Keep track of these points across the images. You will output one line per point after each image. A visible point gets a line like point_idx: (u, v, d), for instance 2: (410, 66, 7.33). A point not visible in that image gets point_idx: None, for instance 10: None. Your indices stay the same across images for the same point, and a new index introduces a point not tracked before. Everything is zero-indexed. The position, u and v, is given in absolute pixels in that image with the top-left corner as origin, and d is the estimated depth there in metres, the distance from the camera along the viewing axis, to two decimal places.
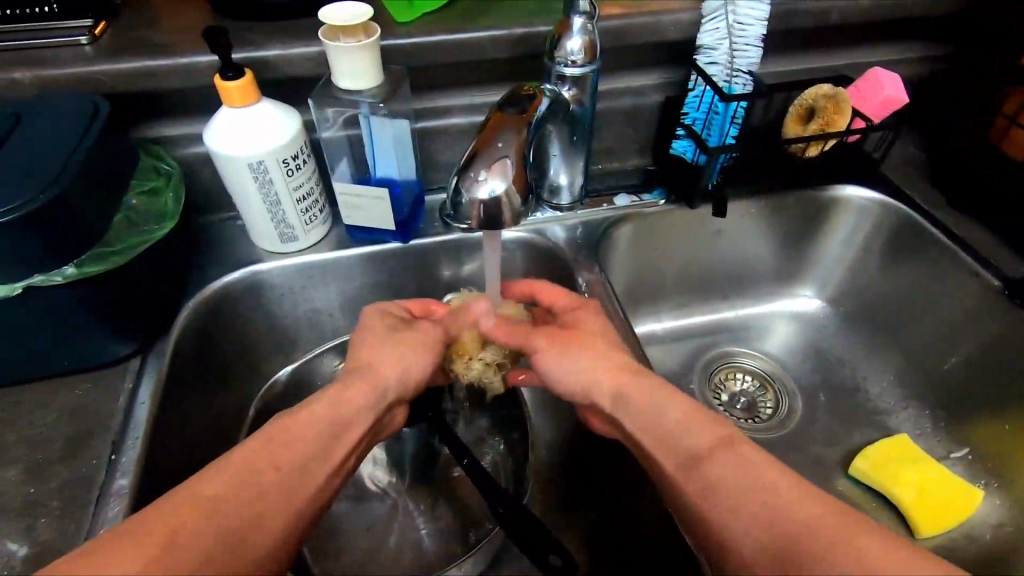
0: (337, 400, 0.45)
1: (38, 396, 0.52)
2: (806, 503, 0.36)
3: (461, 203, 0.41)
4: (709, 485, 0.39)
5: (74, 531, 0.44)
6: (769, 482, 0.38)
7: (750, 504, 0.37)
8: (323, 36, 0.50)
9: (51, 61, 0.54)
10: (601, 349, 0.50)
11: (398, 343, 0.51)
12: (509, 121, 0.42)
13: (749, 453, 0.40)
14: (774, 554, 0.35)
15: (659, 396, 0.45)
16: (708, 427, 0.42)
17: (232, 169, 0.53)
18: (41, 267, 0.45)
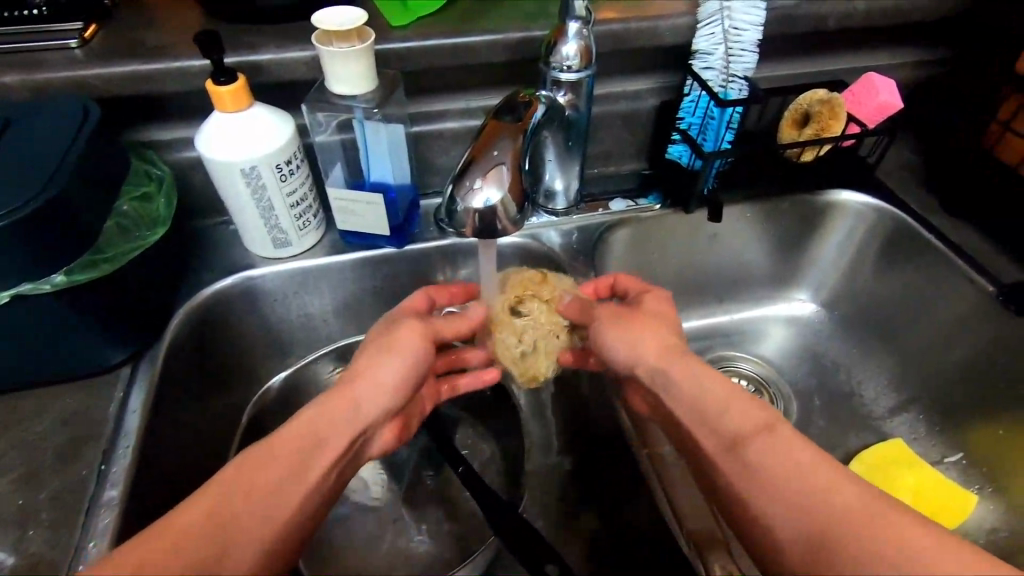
0: (320, 416, 0.44)
1: (28, 403, 0.51)
2: (844, 488, 0.37)
3: (456, 211, 0.41)
4: (747, 470, 0.39)
5: (65, 542, 0.43)
6: (807, 466, 0.38)
7: (787, 489, 0.37)
8: (316, 41, 0.50)
9: (41, 64, 0.53)
10: (651, 327, 0.50)
11: (382, 349, 0.49)
12: (506, 128, 0.42)
13: (791, 438, 0.40)
14: (808, 540, 0.36)
15: (702, 373, 0.45)
16: (750, 411, 0.42)
17: (224, 175, 0.52)
18: (31, 275, 0.44)
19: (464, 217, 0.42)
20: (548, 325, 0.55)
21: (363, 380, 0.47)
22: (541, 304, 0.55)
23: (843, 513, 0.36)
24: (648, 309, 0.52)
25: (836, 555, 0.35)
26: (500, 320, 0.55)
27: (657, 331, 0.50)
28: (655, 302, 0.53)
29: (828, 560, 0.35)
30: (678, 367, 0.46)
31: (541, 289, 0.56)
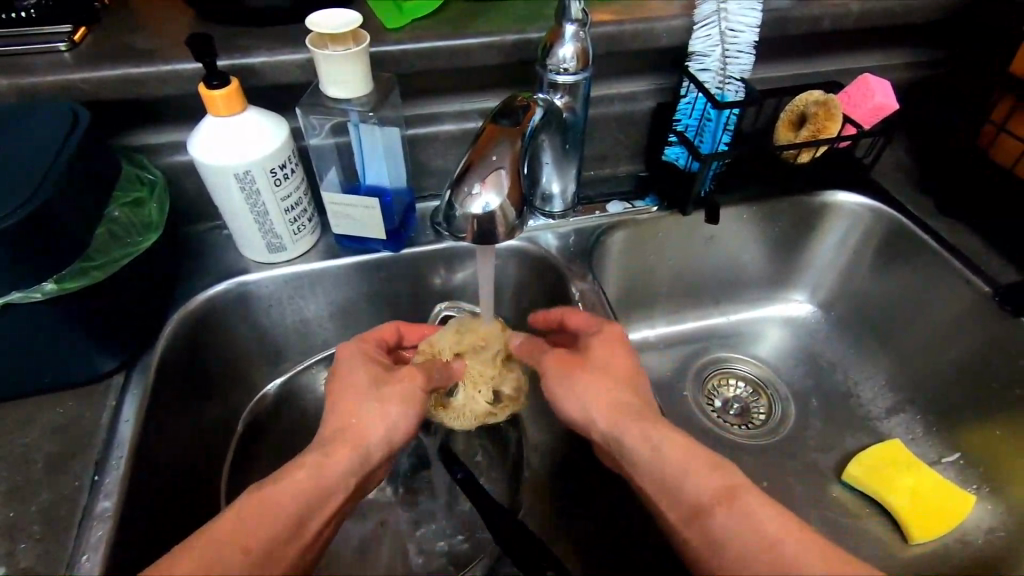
0: (323, 466, 0.43)
1: (18, 413, 0.50)
2: (806, 555, 0.37)
3: (454, 216, 0.41)
4: (710, 541, 0.40)
5: (55, 556, 0.42)
6: (772, 533, 0.38)
7: (751, 561, 0.38)
8: (310, 43, 0.49)
9: (30, 68, 0.52)
10: (599, 385, 0.49)
11: (385, 400, 0.48)
12: (501, 134, 0.42)
13: (752, 504, 0.39)
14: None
15: (656, 435, 0.44)
16: (709, 474, 0.42)
17: (218, 179, 0.52)
18: (20, 284, 0.43)
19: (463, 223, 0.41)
20: (479, 375, 0.56)
21: (368, 429, 0.46)
22: (481, 352, 0.57)
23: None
24: (598, 360, 0.51)
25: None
26: (438, 353, 0.56)
27: (610, 389, 0.48)
28: (604, 346, 0.52)
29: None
30: (633, 428, 0.45)
31: (489, 342, 0.57)
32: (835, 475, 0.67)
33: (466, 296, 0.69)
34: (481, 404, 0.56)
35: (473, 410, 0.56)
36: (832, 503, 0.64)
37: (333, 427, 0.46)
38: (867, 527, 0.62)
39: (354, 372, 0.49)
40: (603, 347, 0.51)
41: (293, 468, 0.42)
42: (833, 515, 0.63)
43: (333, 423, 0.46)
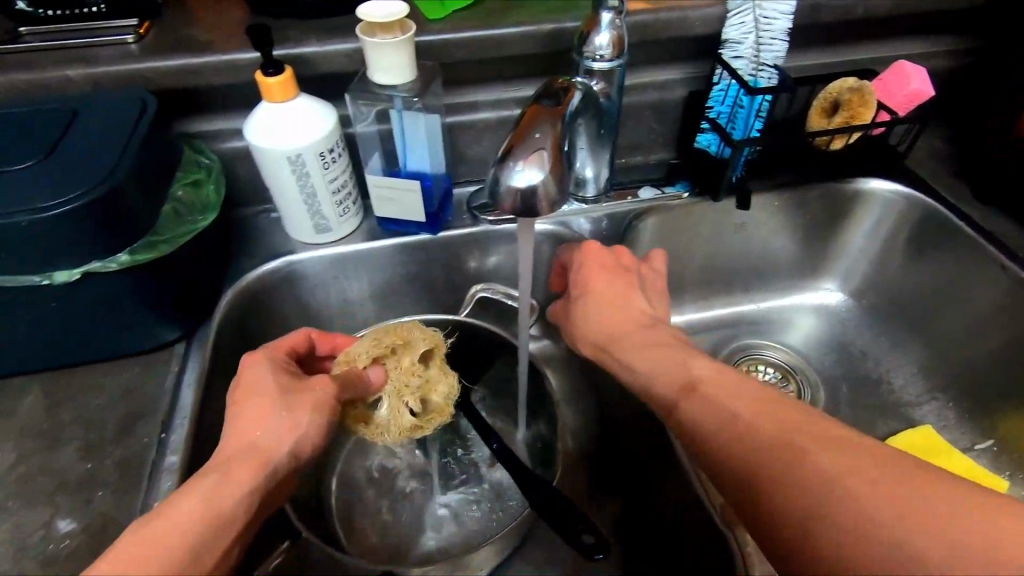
0: (224, 483, 0.39)
1: (88, 377, 0.54)
2: (768, 419, 0.39)
3: (499, 191, 0.43)
4: (685, 430, 0.43)
5: (131, 504, 0.46)
6: (734, 412, 0.40)
7: (720, 438, 0.40)
8: (361, 32, 0.52)
9: (101, 58, 0.56)
10: (598, 297, 0.54)
11: (294, 411, 0.45)
12: (545, 112, 0.44)
13: (714, 391, 0.42)
14: (747, 485, 0.37)
15: (632, 353, 0.49)
16: (673, 372, 0.46)
17: (272, 162, 0.55)
18: (100, 254, 0.47)
19: (506, 197, 0.44)
20: (404, 386, 0.53)
21: (272, 445, 0.43)
22: (404, 358, 0.53)
23: (768, 447, 0.37)
24: (583, 283, 0.56)
25: (771, 494, 0.36)
26: (353, 362, 0.52)
27: (594, 312, 0.54)
28: (590, 267, 0.56)
29: (760, 501, 0.36)
30: (614, 346, 0.51)
31: (409, 342, 0.54)
32: None
33: (499, 278, 0.71)
34: (407, 416, 0.53)
35: (398, 424, 0.53)
36: None
37: (240, 438, 0.43)
38: None
39: (259, 382, 0.46)
40: (590, 271, 0.56)
41: (185, 492, 0.38)
42: None
43: (234, 440, 0.43)
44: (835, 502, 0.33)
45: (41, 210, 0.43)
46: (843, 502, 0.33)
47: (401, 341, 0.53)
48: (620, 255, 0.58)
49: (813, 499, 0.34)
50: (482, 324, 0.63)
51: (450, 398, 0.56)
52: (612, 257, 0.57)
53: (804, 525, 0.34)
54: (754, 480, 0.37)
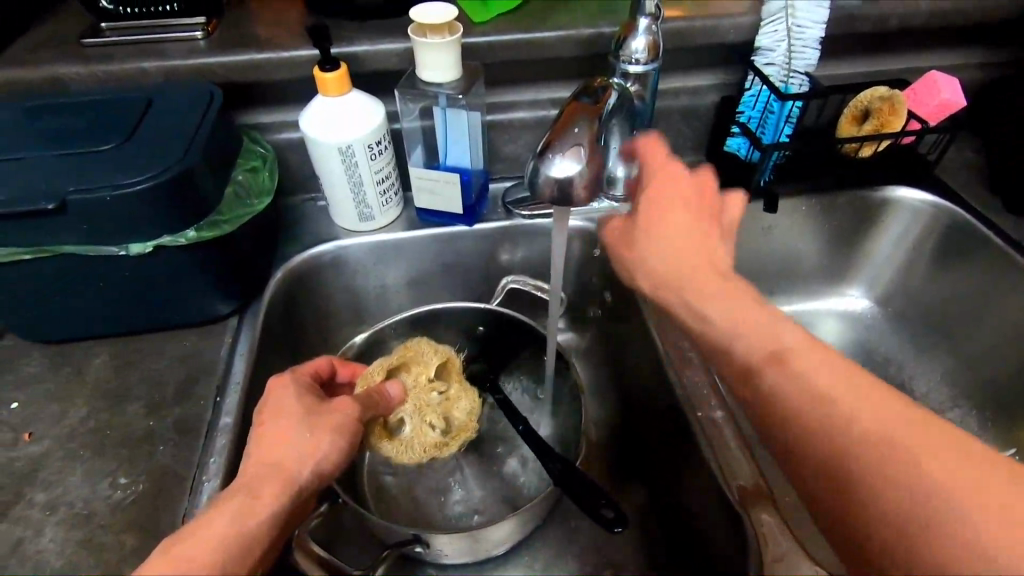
0: (248, 507, 0.38)
1: (151, 344, 0.59)
2: (861, 406, 0.34)
3: (537, 180, 0.46)
4: (761, 399, 0.37)
5: (189, 458, 0.51)
6: (825, 391, 0.35)
7: (808, 420, 0.35)
8: (412, 33, 0.56)
9: (173, 52, 0.61)
10: (668, 237, 0.44)
11: (316, 431, 0.44)
12: (583, 109, 0.47)
13: (804, 366, 0.36)
14: (827, 474, 0.34)
15: (703, 304, 0.41)
16: (760, 331, 0.38)
17: (323, 152, 0.59)
18: (170, 228, 0.51)
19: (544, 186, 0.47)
20: (425, 406, 0.59)
21: (293, 464, 0.42)
22: (422, 380, 0.61)
23: (867, 444, 0.33)
24: (653, 216, 0.46)
25: (853, 486, 0.33)
26: (373, 380, 0.58)
27: (671, 242, 0.44)
28: (656, 200, 0.46)
29: (842, 492, 0.34)
30: (678, 296, 0.42)
31: (421, 359, 0.62)
32: None
33: (530, 271, 0.74)
34: (432, 433, 0.59)
35: (423, 441, 0.58)
36: None
37: (258, 459, 0.42)
38: None
39: (284, 403, 0.46)
40: (657, 209, 0.46)
41: (207, 518, 0.37)
42: None
43: (255, 459, 0.42)
44: (937, 522, 0.30)
45: (123, 186, 0.47)
46: (951, 519, 0.30)
47: (412, 358, 0.62)
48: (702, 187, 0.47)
49: (914, 512, 0.31)
50: (512, 312, 0.66)
51: (472, 416, 0.62)
52: (689, 186, 0.46)
53: (896, 533, 0.31)
54: (839, 473, 0.34)
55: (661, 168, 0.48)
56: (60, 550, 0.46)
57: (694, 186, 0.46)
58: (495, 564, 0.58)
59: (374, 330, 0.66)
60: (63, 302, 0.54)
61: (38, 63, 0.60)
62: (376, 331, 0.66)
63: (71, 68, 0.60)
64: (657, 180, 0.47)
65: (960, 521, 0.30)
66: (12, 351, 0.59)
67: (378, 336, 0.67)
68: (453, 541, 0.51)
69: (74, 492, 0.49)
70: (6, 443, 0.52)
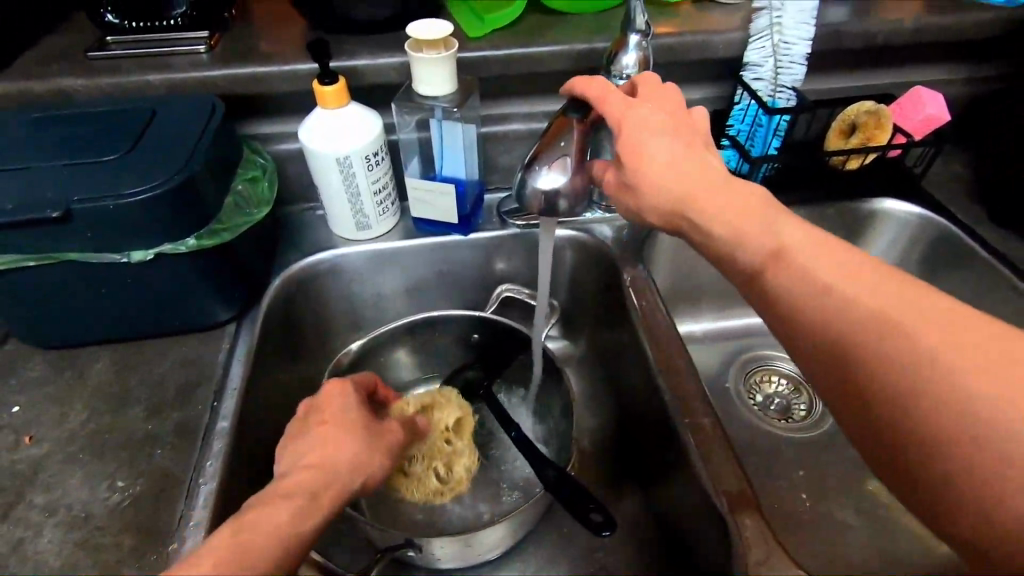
0: (306, 508, 0.38)
1: (150, 349, 0.60)
2: (865, 291, 0.35)
3: (524, 193, 0.50)
4: (768, 298, 0.38)
5: (187, 461, 0.52)
6: (829, 283, 0.36)
7: (815, 311, 0.36)
8: (409, 48, 0.57)
9: (176, 66, 0.63)
10: (656, 155, 0.42)
11: (371, 447, 0.45)
12: (571, 125, 0.49)
13: (808, 261, 0.37)
14: (837, 360, 0.36)
15: (707, 220, 0.40)
16: (760, 234, 0.39)
17: (322, 162, 0.60)
18: (171, 237, 0.52)
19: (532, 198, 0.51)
20: (436, 451, 0.63)
21: (349, 472, 0.42)
22: (444, 426, 0.64)
23: (875, 327, 0.34)
24: (634, 138, 0.43)
25: (865, 367, 0.34)
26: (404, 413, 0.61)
27: (662, 159, 0.41)
28: (631, 139, 0.43)
29: (853, 372, 0.35)
30: (683, 217, 0.42)
31: (447, 405, 0.66)
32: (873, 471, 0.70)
33: (524, 280, 0.76)
34: (432, 480, 0.62)
35: (424, 484, 0.62)
36: (868, 496, 0.67)
37: (319, 457, 0.42)
38: (903, 521, 0.65)
39: (344, 409, 0.47)
40: (636, 130, 0.43)
41: (266, 506, 0.37)
42: (871, 511, 0.66)
43: (313, 457, 0.42)
44: (944, 393, 0.32)
45: (127, 196, 0.49)
46: (949, 392, 0.32)
47: (441, 402, 0.66)
48: (663, 104, 0.46)
49: (916, 390, 0.33)
50: (505, 319, 0.67)
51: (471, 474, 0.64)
52: (660, 106, 0.46)
53: (908, 409, 0.33)
54: (846, 361, 0.35)
55: (609, 112, 0.45)
56: (59, 550, 0.47)
57: (651, 111, 0.44)
58: (488, 568, 0.59)
59: (370, 336, 0.67)
60: (65, 308, 0.56)
61: (45, 75, 0.62)
62: (372, 337, 0.67)
63: (78, 80, 0.61)
64: (620, 125, 0.44)
65: (958, 394, 0.32)
66: (15, 356, 0.60)
67: (374, 342, 0.68)
68: (447, 545, 0.52)
69: (74, 494, 0.50)
70: (7, 446, 0.53)
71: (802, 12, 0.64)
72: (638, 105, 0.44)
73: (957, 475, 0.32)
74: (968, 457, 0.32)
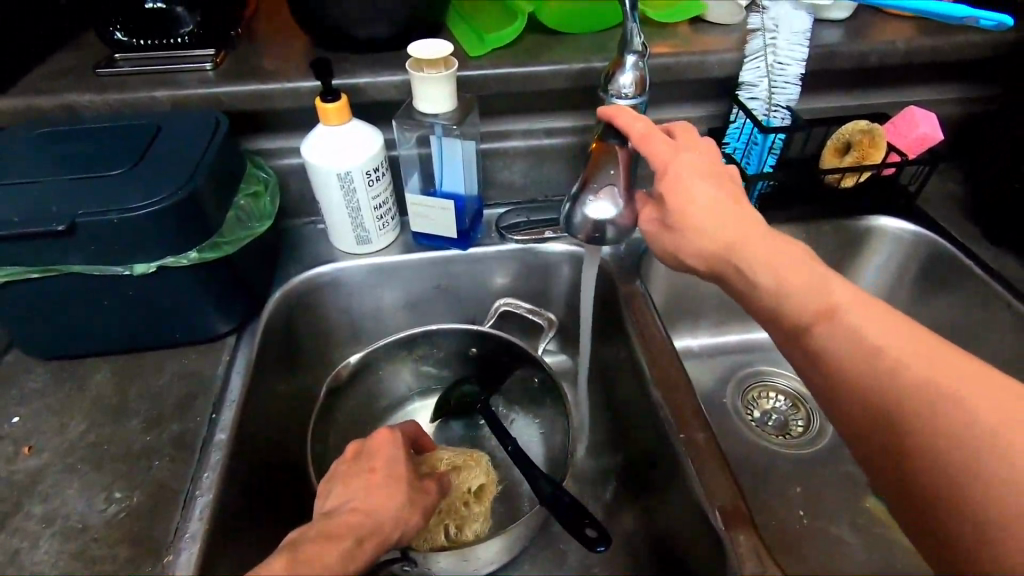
0: (354, 553, 0.40)
1: (150, 361, 0.61)
2: (910, 355, 0.37)
3: (574, 219, 0.53)
4: (810, 354, 0.41)
5: (185, 472, 0.52)
6: (874, 345, 0.38)
7: (858, 369, 0.38)
8: (409, 67, 0.58)
9: (182, 82, 0.64)
10: (700, 201, 0.45)
11: (412, 503, 0.48)
12: (614, 152, 0.51)
13: (857, 320, 0.39)
14: (877, 418, 0.38)
15: (752, 270, 0.43)
16: (806, 288, 0.41)
17: (324, 178, 0.61)
18: (173, 251, 0.53)
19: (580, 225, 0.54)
20: (453, 510, 0.59)
21: (391, 525, 0.45)
22: (469, 486, 0.61)
23: (917, 389, 0.36)
24: (678, 182, 0.46)
25: (907, 428, 0.36)
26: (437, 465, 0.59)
27: (706, 208, 0.45)
28: (676, 182, 0.46)
29: (892, 429, 0.37)
30: (727, 264, 0.45)
31: (477, 465, 0.62)
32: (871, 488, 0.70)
33: (522, 295, 0.76)
34: (441, 538, 0.57)
35: (432, 539, 0.57)
36: (865, 513, 0.67)
37: (365, 505, 0.45)
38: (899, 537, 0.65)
39: (395, 462, 0.49)
40: (684, 176, 0.46)
41: (320, 546, 0.39)
42: (868, 528, 0.66)
43: (361, 503, 0.45)
44: (983, 459, 0.34)
45: (132, 210, 0.50)
46: (986, 460, 0.33)
47: (472, 461, 0.62)
48: (709, 149, 0.49)
49: (953, 454, 0.34)
50: (502, 334, 0.68)
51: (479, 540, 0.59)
52: (706, 151, 0.48)
53: (946, 470, 0.35)
54: (887, 419, 0.37)
55: (652, 152, 0.47)
56: (55, 561, 0.47)
57: (696, 157, 0.47)
58: None
59: (368, 351, 0.67)
60: (66, 320, 0.56)
61: (54, 91, 0.63)
62: (370, 351, 0.67)
63: (86, 96, 0.63)
64: (665, 165, 0.47)
65: (994, 463, 0.33)
66: (16, 367, 0.60)
67: (372, 356, 0.68)
68: (446, 558, 0.52)
69: (71, 505, 0.50)
70: (6, 457, 0.54)
71: (795, 34, 0.65)
72: (684, 150, 0.47)
73: (988, 537, 0.33)
74: (1006, 523, 0.33)
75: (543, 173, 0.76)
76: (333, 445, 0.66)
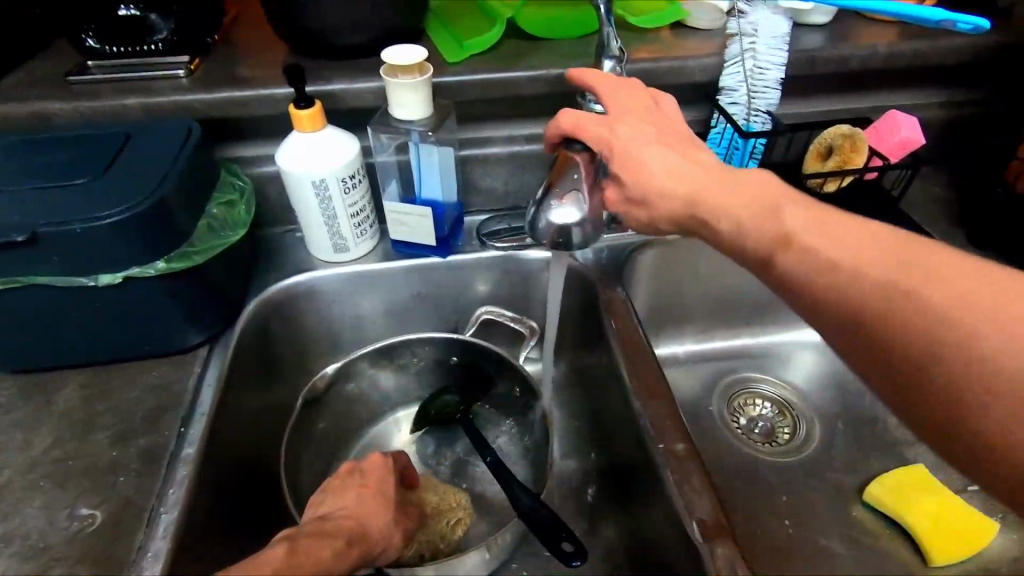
0: (343, 553, 0.41)
1: (119, 374, 0.59)
2: (867, 259, 0.38)
3: (539, 224, 0.51)
4: (782, 282, 0.41)
5: (150, 488, 0.51)
6: (834, 258, 0.39)
7: (825, 287, 0.39)
8: (384, 73, 0.58)
9: (155, 89, 0.63)
10: (649, 166, 0.46)
11: (397, 521, 0.48)
12: (576, 157, 0.50)
13: (813, 239, 0.40)
14: (854, 328, 0.38)
15: (717, 210, 0.44)
16: (764, 220, 0.42)
17: (298, 186, 0.60)
18: (139, 260, 0.52)
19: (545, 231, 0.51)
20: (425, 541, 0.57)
21: (376, 537, 0.45)
22: (448, 523, 0.59)
23: (881, 290, 0.37)
24: (624, 155, 0.47)
25: (883, 330, 0.37)
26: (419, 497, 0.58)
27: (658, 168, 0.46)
28: (626, 154, 0.47)
29: (870, 336, 0.38)
30: (691, 213, 0.45)
31: (457, 505, 0.61)
32: (857, 497, 0.69)
33: (505, 303, 0.75)
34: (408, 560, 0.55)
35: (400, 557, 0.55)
36: (853, 522, 0.66)
37: (357, 512, 0.46)
38: (886, 547, 0.64)
39: (390, 482, 0.50)
40: (627, 147, 0.47)
41: (310, 544, 0.39)
42: (855, 536, 0.65)
43: (352, 513, 0.45)
44: (958, 339, 0.35)
45: (98, 219, 0.49)
46: (960, 342, 0.35)
47: (456, 502, 0.61)
48: (656, 111, 0.50)
49: (938, 350, 0.35)
50: (480, 341, 0.67)
51: None
52: (652, 112, 0.50)
53: (928, 361, 0.36)
54: (869, 332, 0.38)
55: (596, 135, 0.49)
56: None
57: (638, 127, 0.48)
58: None
59: (345, 360, 0.66)
60: (31, 333, 0.55)
61: (22, 99, 0.62)
62: (347, 360, 0.66)
63: (55, 104, 0.62)
64: (609, 144, 0.48)
65: (970, 339, 0.34)
66: None
67: (350, 365, 0.67)
68: None
69: (32, 523, 0.49)
70: None
71: (774, 38, 0.65)
72: (624, 124, 0.48)
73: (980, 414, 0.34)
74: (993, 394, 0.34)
75: (526, 179, 0.75)
76: (309, 457, 0.65)
